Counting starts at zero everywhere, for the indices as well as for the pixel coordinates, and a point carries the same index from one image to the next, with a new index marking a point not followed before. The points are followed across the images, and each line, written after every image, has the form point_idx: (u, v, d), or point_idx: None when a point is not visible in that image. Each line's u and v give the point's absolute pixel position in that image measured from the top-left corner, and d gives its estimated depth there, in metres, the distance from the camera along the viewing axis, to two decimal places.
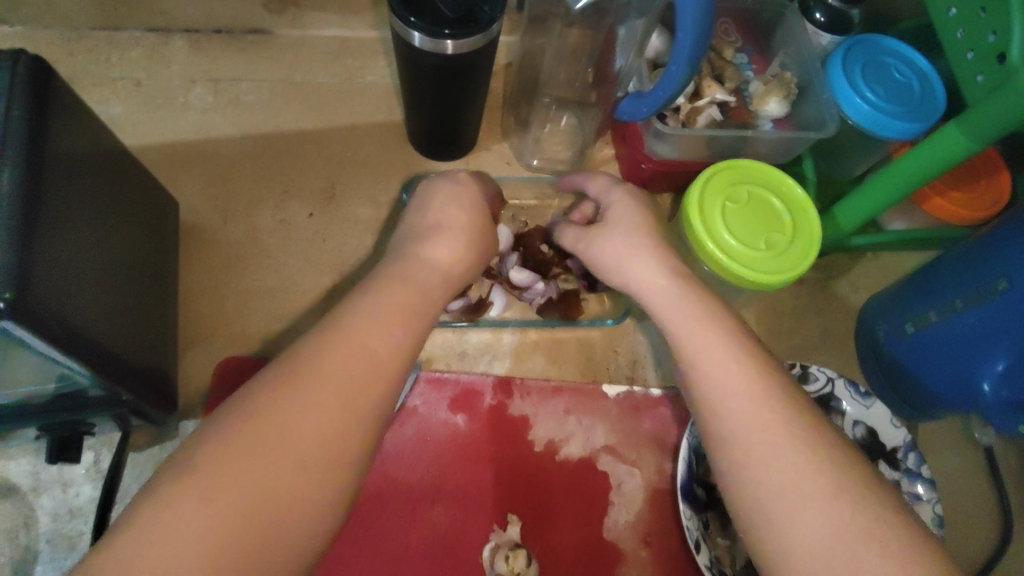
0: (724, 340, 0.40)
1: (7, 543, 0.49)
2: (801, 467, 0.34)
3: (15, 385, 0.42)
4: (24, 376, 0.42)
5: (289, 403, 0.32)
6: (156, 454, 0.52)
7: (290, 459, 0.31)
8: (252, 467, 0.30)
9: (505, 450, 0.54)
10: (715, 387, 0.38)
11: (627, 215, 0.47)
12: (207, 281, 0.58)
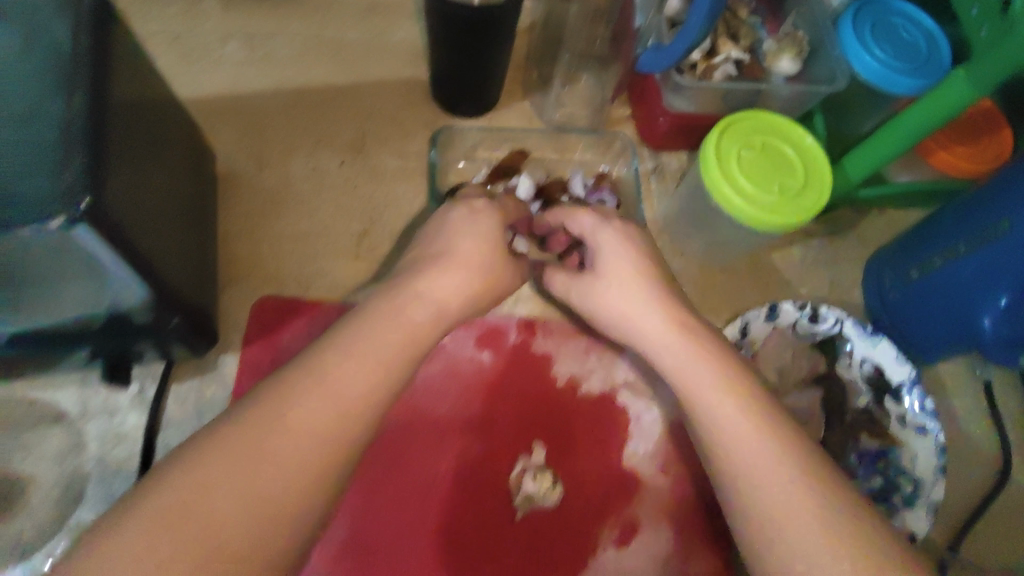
0: (717, 371, 0.41)
1: (58, 466, 0.51)
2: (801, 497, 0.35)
3: (64, 310, 0.44)
4: (74, 299, 0.43)
5: (324, 366, 0.35)
6: (199, 384, 0.55)
7: (310, 439, 0.32)
8: (287, 437, 0.32)
9: (529, 383, 0.57)
10: (718, 424, 0.38)
11: (621, 259, 0.48)
12: (244, 225, 0.60)
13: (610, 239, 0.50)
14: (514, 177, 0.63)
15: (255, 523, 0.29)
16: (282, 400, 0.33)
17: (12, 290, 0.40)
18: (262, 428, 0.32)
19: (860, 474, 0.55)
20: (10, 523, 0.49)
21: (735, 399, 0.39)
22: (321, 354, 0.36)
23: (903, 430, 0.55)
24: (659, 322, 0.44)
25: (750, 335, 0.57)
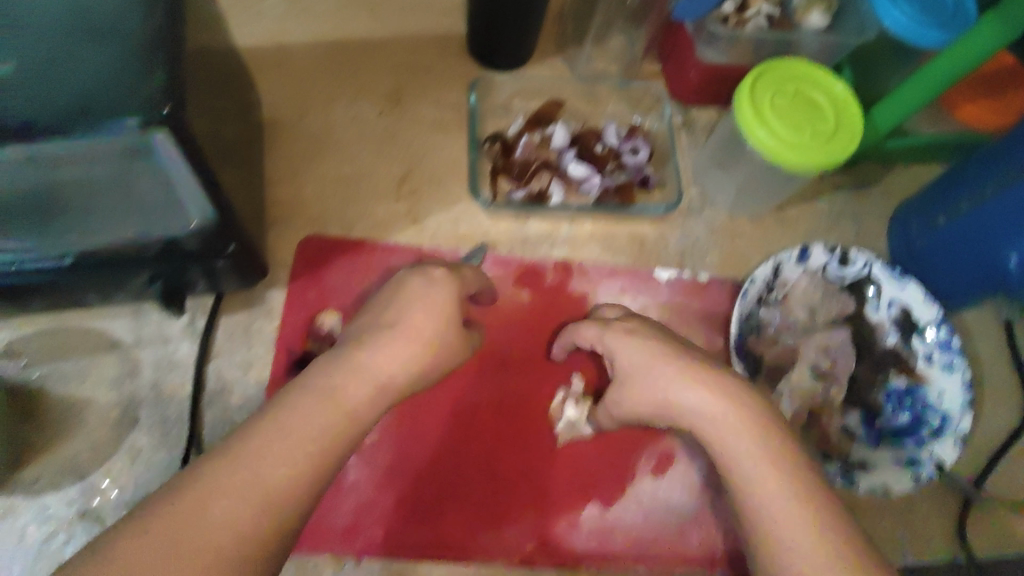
0: (768, 462, 0.39)
1: (116, 389, 0.53)
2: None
3: (113, 228, 0.45)
4: (125, 216, 0.45)
5: (283, 427, 0.36)
6: (248, 317, 0.56)
7: (267, 492, 0.34)
8: (240, 493, 0.34)
9: (567, 320, 0.59)
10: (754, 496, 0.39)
11: (643, 357, 0.44)
12: (285, 169, 0.62)
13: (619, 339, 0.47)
14: (549, 126, 0.65)
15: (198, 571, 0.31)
16: (242, 456, 0.35)
17: (63, 208, 0.42)
18: (221, 487, 0.34)
19: (886, 411, 0.56)
20: (72, 441, 0.51)
21: (778, 484, 0.39)
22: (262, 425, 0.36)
23: (929, 368, 0.57)
24: (708, 406, 0.41)
25: (782, 278, 0.58)
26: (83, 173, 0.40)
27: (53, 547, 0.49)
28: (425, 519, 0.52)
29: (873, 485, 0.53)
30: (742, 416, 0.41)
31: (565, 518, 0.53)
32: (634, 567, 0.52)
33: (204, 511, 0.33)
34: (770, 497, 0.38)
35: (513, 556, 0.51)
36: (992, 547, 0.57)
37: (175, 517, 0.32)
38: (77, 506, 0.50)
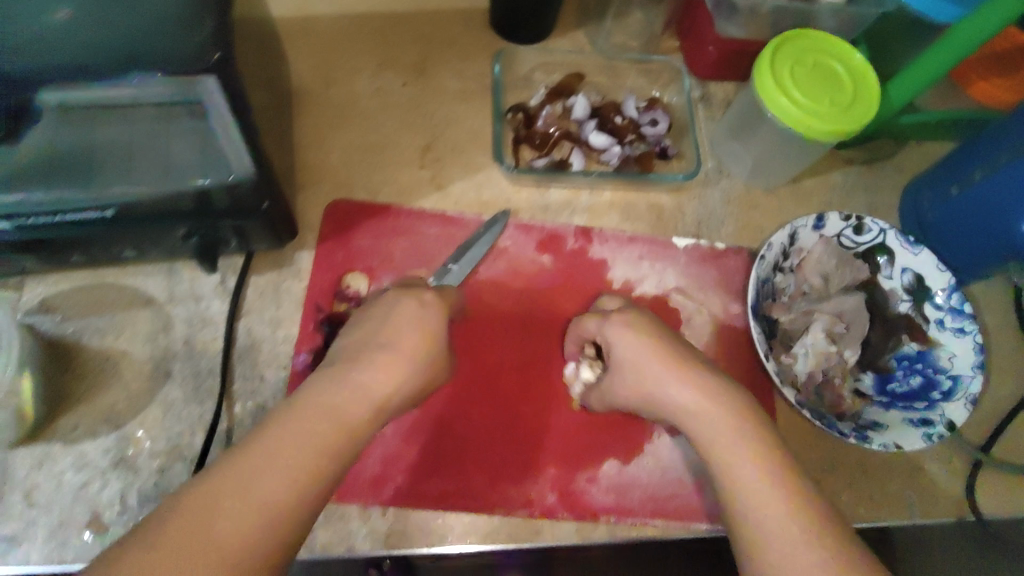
0: (755, 455, 0.43)
1: (150, 343, 0.55)
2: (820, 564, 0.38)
3: (154, 171, 0.47)
4: (165, 157, 0.46)
5: (280, 438, 0.37)
6: (277, 277, 0.58)
7: (272, 503, 0.35)
8: (244, 507, 0.34)
9: (588, 285, 0.60)
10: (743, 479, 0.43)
11: (643, 350, 0.48)
12: (312, 136, 0.63)
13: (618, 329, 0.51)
14: (570, 97, 0.66)
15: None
16: (242, 474, 0.35)
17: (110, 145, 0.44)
18: (223, 505, 0.34)
19: (896, 375, 0.58)
20: (107, 391, 0.53)
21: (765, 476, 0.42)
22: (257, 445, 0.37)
23: (941, 333, 0.59)
24: (693, 401, 0.46)
25: (798, 244, 0.60)
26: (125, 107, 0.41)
27: (89, 492, 0.50)
28: (449, 471, 0.53)
29: (887, 443, 0.53)
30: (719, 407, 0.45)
31: (583, 474, 0.55)
32: (652, 522, 0.54)
33: (205, 531, 0.33)
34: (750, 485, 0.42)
35: (533, 509, 0.53)
36: (1000, 510, 0.58)
37: (179, 534, 0.33)
38: (112, 454, 0.51)
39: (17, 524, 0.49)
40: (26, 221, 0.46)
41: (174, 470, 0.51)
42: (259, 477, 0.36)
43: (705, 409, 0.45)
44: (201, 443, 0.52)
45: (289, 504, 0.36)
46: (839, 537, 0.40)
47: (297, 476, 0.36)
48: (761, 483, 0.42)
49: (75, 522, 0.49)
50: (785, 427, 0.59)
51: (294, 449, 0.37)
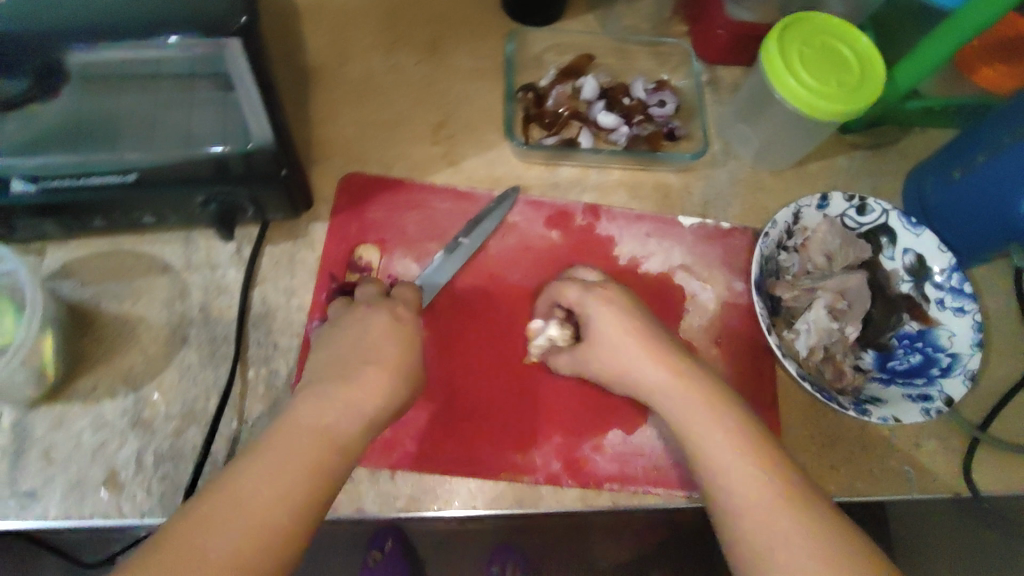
0: (720, 422, 0.46)
1: (168, 309, 0.56)
2: (786, 532, 0.42)
3: (178, 138, 0.48)
4: (190, 123, 0.48)
5: (264, 453, 0.40)
6: (292, 247, 0.59)
7: (264, 513, 0.38)
8: (238, 519, 0.37)
9: (595, 261, 0.62)
10: (712, 453, 0.46)
11: (615, 330, 0.51)
12: (328, 111, 0.64)
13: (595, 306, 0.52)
14: (580, 78, 0.67)
15: None
16: (233, 490, 0.38)
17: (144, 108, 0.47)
18: (218, 519, 0.37)
19: (897, 353, 0.60)
20: (125, 354, 0.54)
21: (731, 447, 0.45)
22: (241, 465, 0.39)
23: (941, 313, 0.60)
24: (659, 382, 0.49)
25: (802, 223, 0.61)
26: (151, 69, 0.43)
27: (106, 452, 0.52)
28: (457, 437, 0.55)
29: (885, 416, 0.54)
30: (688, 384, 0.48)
31: (587, 443, 0.56)
32: (654, 491, 0.55)
33: (206, 542, 0.36)
34: (719, 452, 0.45)
35: (539, 475, 0.54)
36: (999, 486, 0.59)
37: (182, 551, 0.36)
38: (129, 416, 0.53)
39: (38, 480, 0.50)
40: (51, 182, 0.48)
41: (189, 433, 0.53)
42: (251, 488, 0.38)
43: (672, 388, 0.48)
44: (215, 407, 0.53)
45: (284, 505, 0.38)
46: (811, 503, 0.43)
47: (291, 478, 0.39)
48: (728, 450, 0.45)
49: (92, 480, 0.51)
50: (786, 402, 0.60)
51: (282, 458, 0.40)
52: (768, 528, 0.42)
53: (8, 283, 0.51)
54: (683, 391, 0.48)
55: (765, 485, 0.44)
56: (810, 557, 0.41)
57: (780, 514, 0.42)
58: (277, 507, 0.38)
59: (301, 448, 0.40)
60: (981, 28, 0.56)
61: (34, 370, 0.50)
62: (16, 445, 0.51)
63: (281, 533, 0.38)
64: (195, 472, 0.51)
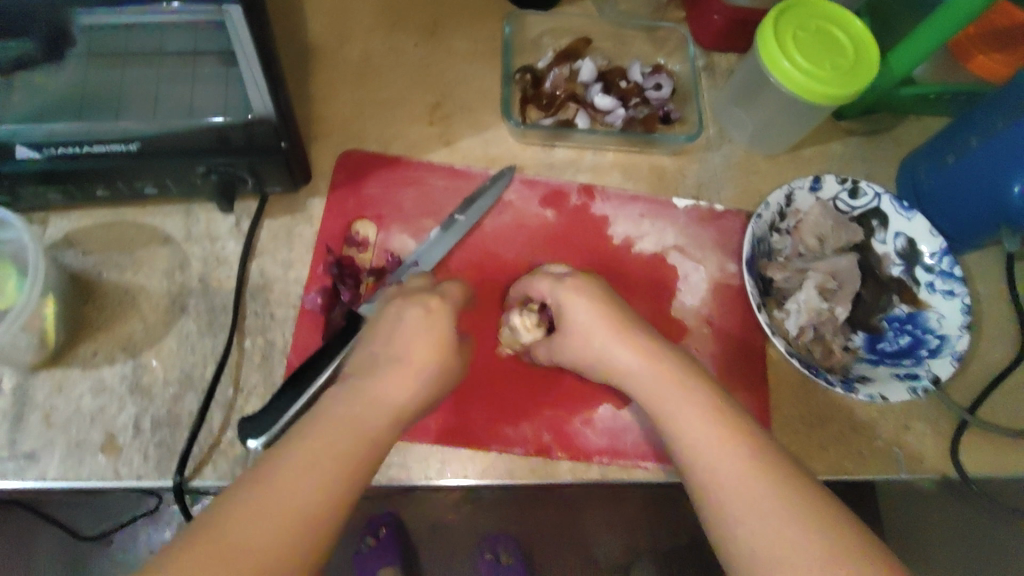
0: (694, 394, 0.48)
1: (168, 279, 0.57)
2: (763, 495, 0.43)
3: (181, 108, 0.49)
4: (194, 94, 0.49)
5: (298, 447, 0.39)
6: (290, 221, 0.60)
7: (299, 504, 0.37)
8: (275, 510, 0.36)
9: (588, 240, 0.63)
10: (684, 427, 0.47)
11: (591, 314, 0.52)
12: (327, 90, 0.65)
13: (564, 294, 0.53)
14: (577, 61, 0.68)
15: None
16: (268, 480, 0.37)
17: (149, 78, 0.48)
18: (254, 509, 0.36)
19: (887, 335, 0.60)
20: (126, 322, 0.55)
21: (704, 419, 0.46)
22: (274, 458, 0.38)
23: (931, 296, 0.60)
24: (631, 361, 0.50)
25: (794, 206, 0.62)
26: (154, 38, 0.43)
27: (105, 416, 0.52)
28: (450, 409, 0.56)
29: (872, 394, 0.55)
30: (661, 361, 0.50)
31: (577, 416, 0.57)
32: (643, 465, 0.56)
33: (243, 532, 0.35)
34: (688, 425, 0.47)
35: (530, 447, 0.55)
36: (987, 469, 0.59)
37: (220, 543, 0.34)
38: (128, 381, 0.54)
39: (37, 442, 0.51)
40: (55, 149, 0.49)
41: (186, 399, 0.54)
42: (279, 481, 0.37)
43: (642, 367, 0.50)
44: (213, 374, 0.54)
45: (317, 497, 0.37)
46: (785, 471, 0.44)
47: (324, 468, 0.38)
48: (698, 422, 0.47)
49: (91, 443, 0.52)
50: (778, 381, 0.60)
51: (316, 451, 0.39)
52: (753, 507, 0.42)
53: (15, 248, 0.52)
54: (659, 373, 0.49)
55: (748, 467, 0.44)
56: (787, 521, 0.42)
57: (764, 496, 0.43)
58: (307, 502, 0.37)
59: (327, 439, 0.40)
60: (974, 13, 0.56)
61: (37, 334, 0.51)
62: (16, 407, 0.52)
63: (312, 527, 0.37)
64: (192, 437, 0.52)
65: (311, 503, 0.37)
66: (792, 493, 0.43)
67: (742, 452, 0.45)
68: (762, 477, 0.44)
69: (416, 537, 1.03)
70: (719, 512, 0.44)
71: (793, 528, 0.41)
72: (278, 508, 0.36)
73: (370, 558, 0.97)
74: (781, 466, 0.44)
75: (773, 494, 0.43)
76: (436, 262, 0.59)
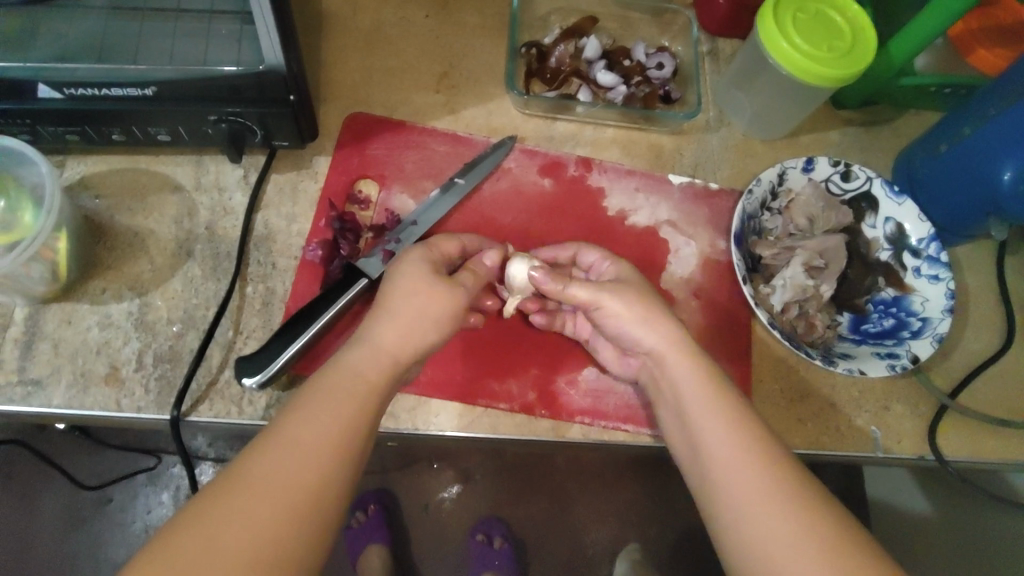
0: (695, 371, 0.48)
1: (176, 225, 0.60)
2: (751, 478, 0.43)
3: (193, 58, 0.52)
4: (206, 47, 0.51)
5: (316, 405, 0.42)
6: (296, 177, 0.63)
7: (309, 458, 0.39)
8: (288, 461, 0.39)
9: (584, 209, 0.64)
10: (691, 400, 0.48)
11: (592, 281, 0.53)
12: (338, 55, 0.68)
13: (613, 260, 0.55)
14: (582, 39, 0.70)
15: (274, 529, 0.37)
16: (284, 433, 0.40)
17: (162, 26, 0.51)
18: (271, 459, 0.39)
19: (872, 316, 0.62)
20: (133, 263, 0.58)
21: (702, 395, 0.47)
22: (290, 414, 0.41)
23: (917, 280, 0.61)
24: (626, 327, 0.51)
25: (786, 185, 0.63)
26: None
27: (110, 348, 0.55)
28: (439, 362, 0.58)
29: (851, 368, 0.57)
30: (661, 333, 0.50)
31: (564, 377, 0.58)
32: (624, 428, 0.57)
33: (258, 481, 0.38)
34: (691, 397, 0.47)
35: (515, 404, 0.57)
36: (966, 455, 0.59)
37: (238, 488, 0.37)
38: (134, 318, 0.56)
39: (44, 369, 0.54)
40: (75, 91, 0.52)
41: (187, 338, 0.56)
42: (298, 434, 0.40)
43: (649, 339, 0.51)
44: (214, 315, 0.56)
45: (328, 453, 0.40)
46: (773, 452, 0.44)
47: (334, 426, 0.41)
48: (698, 397, 0.47)
49: (95, 374, 0.54)
50: (761, 356, 0.61)
51: (333, 415, 0.42)
52: (745, 488, 0.43)
53: (34, 182, 0.56)
54: (667, 356, 0.50)
55: (742, 457, 0.44)
56: (772, 500, 0.42)
57: (754, 485, 0.43)
58: (318, 457, 0.40)
59: (331, 399, 0.42)
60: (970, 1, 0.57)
61: (49, 266, 0.54)
62: (25, 337, 0.55)
63: (318, 482, 0.39)
64: (191, 373, 0.54)
65: (324, 460, 0.40)
66: (785, 483, 0.42)
67: (738, 441, 0.45)
68: (755, 466, 0.43)
69: (406, 516, 1.04)
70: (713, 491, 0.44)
71: (773, 505, 0.41)
72: (292, 466, 0.39)
73: (358, 534, 1.00)
74: (776, 456, 0.44)
75: (762, 483, 0.42)
76: (434, 222, 0.61)
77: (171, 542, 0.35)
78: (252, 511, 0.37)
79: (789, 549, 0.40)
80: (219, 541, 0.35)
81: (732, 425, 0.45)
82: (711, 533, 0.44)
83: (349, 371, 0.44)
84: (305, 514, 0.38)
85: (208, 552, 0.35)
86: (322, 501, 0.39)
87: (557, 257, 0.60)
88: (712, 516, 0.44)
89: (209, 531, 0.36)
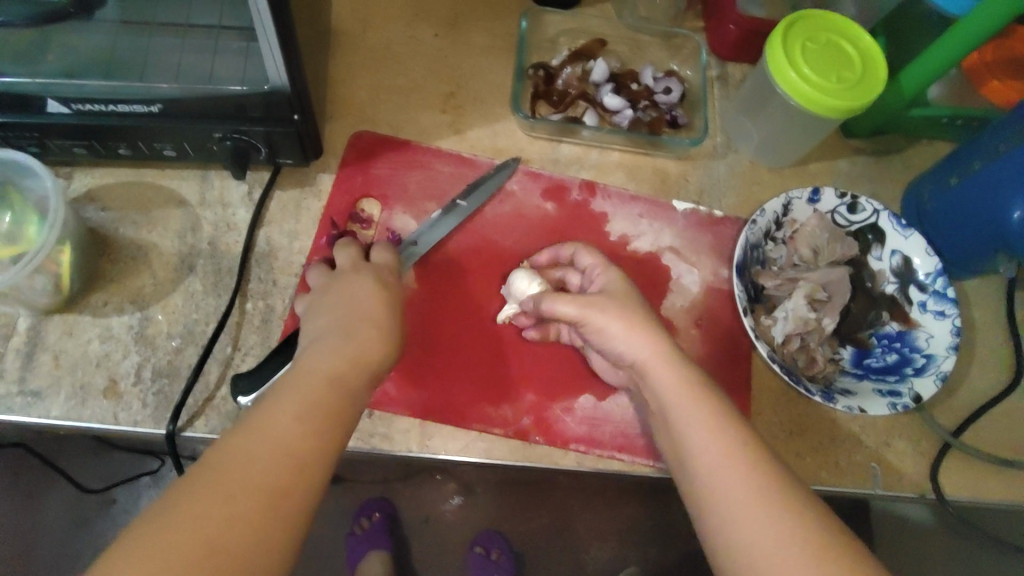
0: (681, 375, 0.48)
1: (180, 239, 0.60)
2: (740, 483, 0.43)
3: (198, 74, 0.52)
4: (212, 64, 0.52)
5: (291, 395, 0.41)
6: (299, 194, 0.63)
7: (286, 447, 0.39)
8: (264, 450, 0.38)
9: (586, 235, 0.64)
10: (674, 402, 0.47)
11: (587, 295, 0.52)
12: (346, 73, 0.68)
13: (612, 276, 0.55)
14: (590, 61, 0.71)
15: (250, 514, 0.36)
16: (257, 422, 0.40)
17: (169, 42, 0.51)
18: (247, 447, 0.38)
19: (875, 351, 0.61)
20: (134, 276, 0.58)
21: (687, 399, 0.47)
22: (265, 405, 0.41)
23: (923, 315, 0.61)
24: (612, 329, 0.50)
25: (791, 215, 0.63)
26: None
27: (109, 361, 0.55)
28: (433, 387, 0.57)
29: (851, 405, 0.56)
30: (648, 334, 0.50)
31: (561, 402, 0.58)
32: (619, 456, 0.56)
33: (233, 469, 0.37)
34: (678, 400, 0.47)
35: (509, 429, 0.57)
36: (969, 494, 0.58)
37: (212, 476, 0.37)
38: (134, 331, 0.56)
39: (44, 381, 0.54)
40: (82, 106, 0.52)
41: (186, 352, 0.56)
42: (272, 422, 0.40)
43: (636, 341, 0.49)
44: (213, 331, 0.57)
45: (303, 442, 0.40)
46: (761, 457, 0.44)
47: (311, 419, 0.41)
48: (686, 402, 0.47)
49: (94, 387, 0.54)
50: (761, 388, 0.60)
51: (308, 404, 0.41)
52: (734, 494, 0.43)
53: (40, 194, 0.57)
54: (651, 367, 0.49)
55: (728, 461, 0.44)
56: (760, 507, 0.42)
57: (743, 492, 0.42)
58: (295, 444, 0.39)
59: (309, 390, 0.42)
60: (984, 34, 0.56)
61: (52, 278, 0.54)
62: (27, 347, 0.55)
63: (294, 471, 0.38)
64: (188, 389, 0.54)
65: (299, 448, 0.39)
66: (773, 490, 0.42)
67: (726, 445, 0.44)
68: (743, 471, 0.43)
69: (407, 526, 1.04)
70: (702, 495, 0.44)
71: (762, 511, 0.42)
72: (269, 453, 0.38)
73: (362, 540, 1.00)
74: (762, 460, 0.44)
75: (751, 490, 0.42)
76: (435, 242, 0.61)
77: (141, 533, 0.34)
78: (228, 498, 0.36)
79: (775, 555, 0.40)
80: (205, 525, 0.35)
81: (722, 428, 0.45)
82: (700, 537, 0.44)
83: (336, 370, 0.43)
84: (281, 504, 0.37)
85: (182, 536, 0.34)
86: (309, 490, 0.39)
87: (559, 260, 0.61)
88: (701, 519, 0.44)
89: (187, 518, 0.35)
